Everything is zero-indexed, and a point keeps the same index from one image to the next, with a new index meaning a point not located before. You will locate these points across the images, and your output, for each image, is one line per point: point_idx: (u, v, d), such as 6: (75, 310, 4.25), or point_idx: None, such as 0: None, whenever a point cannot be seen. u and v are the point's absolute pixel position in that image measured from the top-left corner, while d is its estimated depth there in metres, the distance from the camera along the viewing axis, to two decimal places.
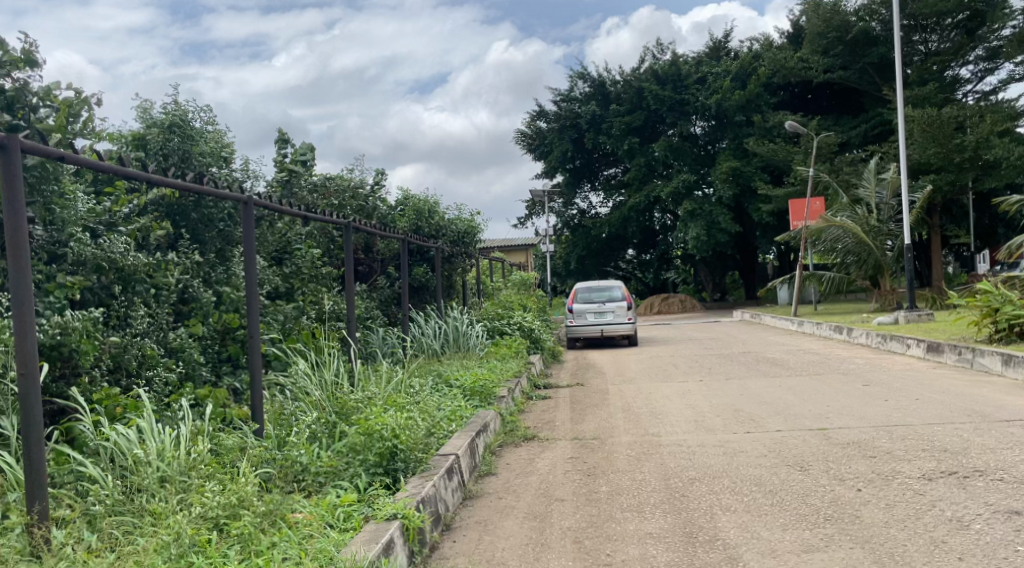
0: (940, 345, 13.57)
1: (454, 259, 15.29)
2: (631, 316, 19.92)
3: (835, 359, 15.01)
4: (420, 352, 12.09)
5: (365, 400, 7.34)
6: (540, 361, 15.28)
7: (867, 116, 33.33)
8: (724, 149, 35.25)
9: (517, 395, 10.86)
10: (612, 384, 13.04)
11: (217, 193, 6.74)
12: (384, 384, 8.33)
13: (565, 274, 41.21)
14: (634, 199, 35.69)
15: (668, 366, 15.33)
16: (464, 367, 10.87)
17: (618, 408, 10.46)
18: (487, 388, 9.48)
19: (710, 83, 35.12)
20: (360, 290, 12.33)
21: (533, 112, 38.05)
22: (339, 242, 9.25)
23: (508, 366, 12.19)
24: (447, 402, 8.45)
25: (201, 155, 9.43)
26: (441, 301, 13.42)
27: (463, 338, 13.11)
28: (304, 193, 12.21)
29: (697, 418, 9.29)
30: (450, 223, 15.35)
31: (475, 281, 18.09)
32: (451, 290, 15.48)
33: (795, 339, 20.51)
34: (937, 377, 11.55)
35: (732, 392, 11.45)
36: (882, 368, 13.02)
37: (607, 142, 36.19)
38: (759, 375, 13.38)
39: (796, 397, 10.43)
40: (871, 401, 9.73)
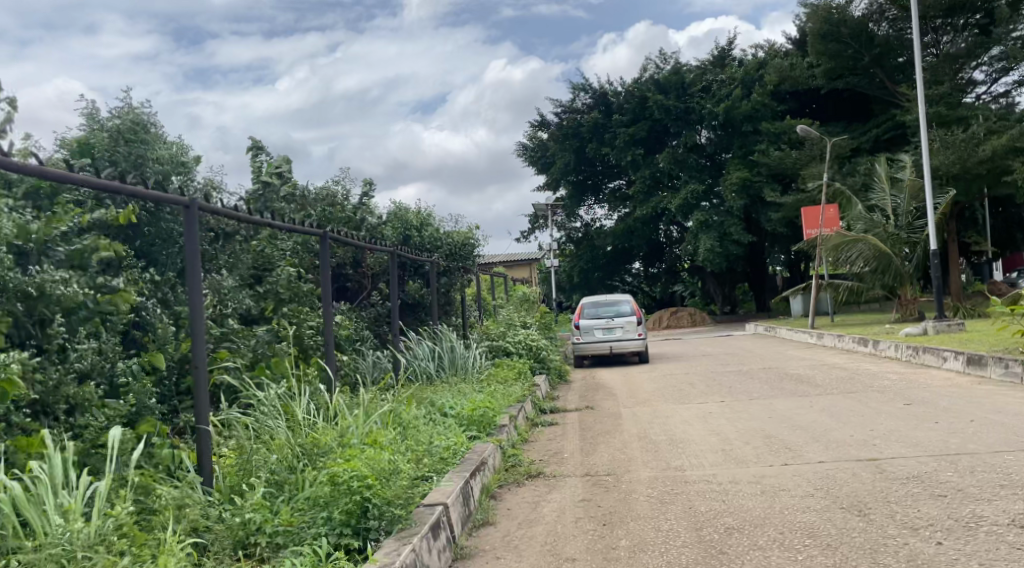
0: (983, 358, 12.52)
1: (452, 275, 14.24)
2: (642, 332, 18.82)
3: (865, 375, 13.93)
4: (413, 378, 11.03)
5: (340, 439, 6.25)
6: (547, 382, 14.23)
7: (877, 121, 32.26)
8: (732, 158, 34.24)
9: (520, 422, 9.77)
10: (624, 407, 11.99)
11: (150, 194, 5.56)
12: (365, 418, 7.23)
13: (570, 289, 40.16)
14: (641, 212, 34.67)
15: (683, 385, 14.26)
16: (462, 393, 9.77)
17: (633, 436, 9.36)
18: (486, 418, 8.37)
19: (715, 91, 34.09)
20: (345, 308, 11.34)
21: (535, 123, 37.05)
22: (317, 257, 8.17)
23: (512, 391, 11.09)
24: (439, 435, 7.33)
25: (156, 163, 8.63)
26: (436, 321, 12.34)
27: (461, 360, 12.02)
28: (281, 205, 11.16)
29: (723, 447, 8.22)
30: (444, 238, 14.28)
31: (476, 298, 17.00)
32: (449, 311, 14.36)
33: (814, 353, 19.44)
34: (985, 395, 10.47)
35: (758, 414, 10.38)
36: (920, 386, 11.94)
37: (611, 152, 35.20)
38: (784, 394, 12.30)
39: (831, 420, 9.35)
40: (920, 424, 8.65)
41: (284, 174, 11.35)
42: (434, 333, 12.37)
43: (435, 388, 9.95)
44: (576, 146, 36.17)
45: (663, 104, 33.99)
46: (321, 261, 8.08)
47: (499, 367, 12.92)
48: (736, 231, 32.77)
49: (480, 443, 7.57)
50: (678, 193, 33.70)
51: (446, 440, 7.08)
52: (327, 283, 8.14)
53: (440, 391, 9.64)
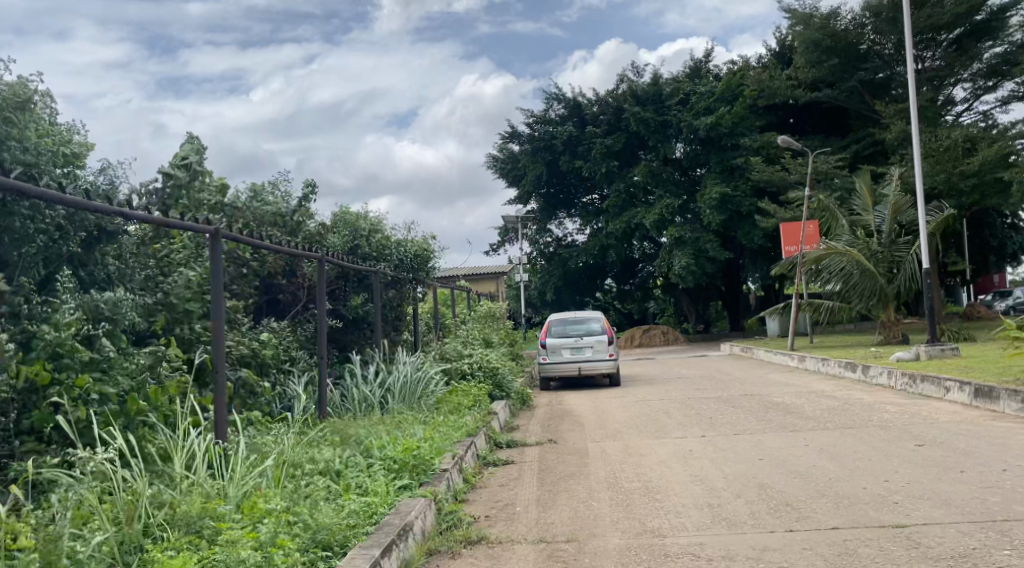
0: (994, 390, 11.64)
1: (401, 288, 12.54)
2: (613, 352, 17.34)
3: (860, 408, 12.74)
4: (350, 408, 9.42)
5: (206, 506, 4.69)
6: (506, 409, 12.65)
7: (856, 136, 31.17)
8: (709, 172, 32.85)
9: (468, 462, 8.22)
10: (592, 440, 10.49)
11: None
12: (258, 466, 5.59)
13: (540, 304, 38.62)
14: (613, 227, 33.27)
15: (659, 413, 12.86)
16: (400, 427, 8.23)
17: (602, 482, 7.85)
18: (424, 464, 6.81)
19: (693, 103, 32.69)
20: (272, 325, 9.79)
21: (505, 133, 35.42)
22: (210, 260, 6.42)
23: (466, 421, 9.52)
24: (351, 494, 5.70)
25: (38, 151, 6.54)
26: (380, 337, 10.59)
27: (409, 387, 10.23)
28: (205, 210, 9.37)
29: (708, 502, 6.76)
30: (392, 248, 12.47)
31: (431, 314, 15.34)
32: (402, 329, 12.57)
33: (796, 378, 18.15)
34: (1003, 436, 9.27)
35: (747, 453, 9.06)
36: (926, 423, 10.72)
37: (584, 165, 33.75)
38: (773, 428, 10.97)
39: (836, 465, 8.05)
40: (944, 474, 7.39)
41: (190, 164, 9.19)
42: (378, 351, 10.62)
43: (367, 421, 8.38)
44: (548, 157, 34.54)
45: (640, 116, 32.56)
46: (214, 268, 6.36)
47: (456, 392, 11.20)
48: (712, 248, 31.48)
49: (409, 497, 6.01)
50: (653, 208, 32.30)
51: (360, 498, 5.55)
52: (219, 293, 6.34)
53: (372, 424, 8.11)
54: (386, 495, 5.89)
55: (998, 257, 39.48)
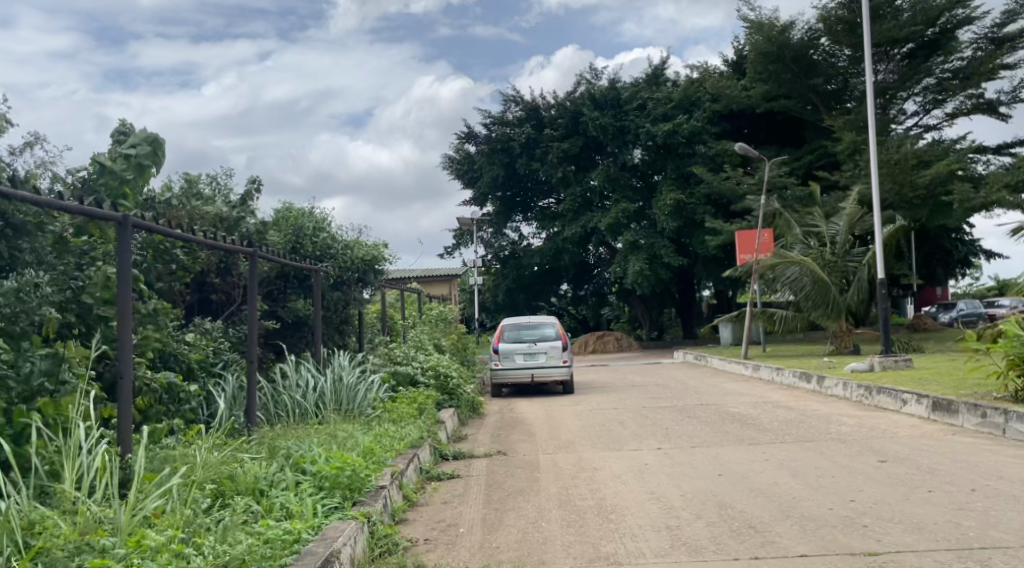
0: (952, 404, 11.38)
1: (351, 296, 11.61)
2: (567, 358, 16.88)
3: (817, 420, 12.43)
4: (282, 416, 8.85)
5: (90, 539, 4.06)
6: (454, 417, 12.07)
7: (810, 146, 31.11)
8: (665, 179, 32.61)
9: (409, 478, 7.65)
10: (544, 452, 9.98)
11: None
12: (163, 484, 5.00)
13: (494, 309, 38.08)
14: (569, 231, 32.88)
15: (612, 423, 12.42)
16: (335, 439, 7.65)
17: (553, 499, 7.37)
18: (358, 481, 6.25)
19: (650, 109, 32.52)
20: (203, 325, 9.23)
21: (462, 134, 34.86)
22: (118, 253, 5.57)
23: (409, 432, 8.96)
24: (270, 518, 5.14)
25: None
26: (318, 341, 9.99)
27: (347, 395, 9.64)
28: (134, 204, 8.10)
29: (667, 524, 6.37)
30: (334, 245, 11.32)
31: (380, 316, 14.69)
32: (348, 333, 11.89)
33: (751, 387, 17.87)
34: (965, 453, 8.96)
35: (706, 468, 8.64)
36: (885, 436, 10.40)
37: (540, 169, 33.31)
38: (730, 440, 10.57)
39: (798, 484, 7.67)
40: (910, 495, 7.03)
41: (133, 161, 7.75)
42: (317, 355, 10.01)
43: (299, 432, 7.79)
44: (505, 159, 33.97)
45: (599, 121, 32.19)
46: (123, 263, 5.53)
47: (399, 401, 10.61)
48: (667, 255, 31.25)
49: (338, 519, 5.46)
50: (609, 213, 31.96)
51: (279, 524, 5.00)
52: (127, 293, 5.50)
53: (305, 437, 7.53)
54: (312, 518, 5.36)
55: (944, 267, 39.95)
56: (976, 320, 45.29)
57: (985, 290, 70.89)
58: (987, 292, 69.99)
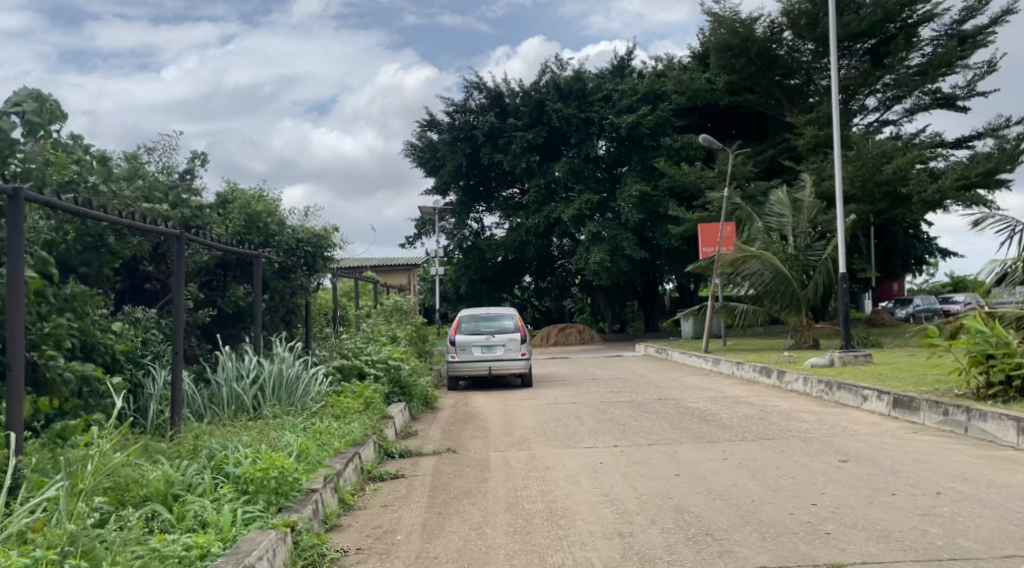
0: (913, 401, 11.14)
1: (297, 285, 10.99)
2: (525, 351, 16.46)
3: (777, 416, 12.14)
4: (216, 410, 8.33)
5: None
6: (405, 412, 11.57)
7: (773, 140, 30.91)
8: (629, 171, 32.27)
9: (348, 479, 7.24)
10: (495, 449, 9.54)
11: None
12: (49, 501, 4.67)
13: (456, 300, 37.51)
14: (532, 222, 32.44)
15: (569, 419, 12.02)
16: (269, 437, 7.22)
17: (501, 501, 6.99)
18: (286, 484, 5.89)
19: (615, 100, 32.09)
20: (134, 314, 8.70)
21: (424, 121, 34.19)
22: (8, 234, 5.09)
23: (353, 428, 8.48)
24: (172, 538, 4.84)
25: None
26: (258, 332, 9.43)
27: (288, 387, 9.14)
28: (57, 179, 7.40)
29: (619, 530, 6.02)
30: (281, 232, 10.51)
31: (332, 307, 14.11)
32: (295, 324, 11.29)
33: (712, 382, 17.59)
34: (928, 453, 8.69)
35: (663, 467, 8.27)
36: (846, 435, 10.12)
37: (504, 159, 32.75)
38: (689, 438, 10.23)
39: (757, 485, 7.33)
40: (874, 498, 6.71)
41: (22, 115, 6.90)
42: (257, 346, 9.47)
43: (231, 431, 7.35)
44: (467, 148, 33.34)
45: (563, 111, 31.69)
46: (13, 247, 5.06)
47: (346, 394, 10.11)
48: (629, 247, 30.93)
49: (255, 531, 5.17)
50: (573, 203, 31.58)
51: (182, 544, 4.71)
52: (17, 279, 5.04)
53: (236, 436, 7.09)
54: (225, 533, 5.08)
55: (902, 262, 40.17)
56: (932, 316, 45.72)
57: (940, 287, 71.87)
58: (942, 288, 71.00)
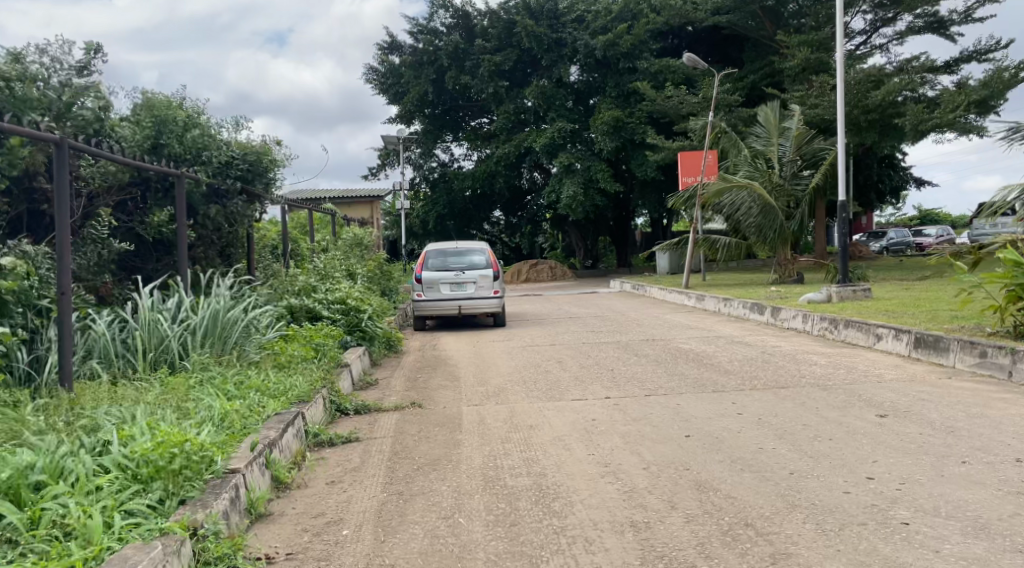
0: (940, 341, 9.93)
1: (234, 209, 9.25)
2: (497, 289, 15.00)
3: (783, 359, 10.85)
4: (130, 361, 6.70)
5: None
6: (364, 358, 10.07)
7: (755, 64, 29.18)
8: (605, 97, 30.48)
9: (289, 452, 5.67)
10: (467, 403, 8.07)
11: None
12: None
13: (422, 236, 35.76)
14: (503, 151, 30.65)
15: (550, 363, 10.63)
16: (186, 398, 5.65)
17: (477, 475, 5.50)
18: (191, 464, 4.38)
19: (589, 21, 30.22)
20: (25, 246, 6.82)
21: (385, 43, 31.98)
22: None
23: (298, 382, 6.90)
24: None
25: None
26: (183, 263, 7.71)
27: (216, 331, 7.47)
28: None
29: (632, 520, 4.58)
30: (207, 146, 8.83)
31: (280, 241, 12.42)
32: (236, 256, 9.54)
33: (698, 320, 16.31)
34: (975, 406, 7.47)
35: (668, 426, 6.89)
36: (870, 382, 8.85)
37: (471, 83, 30.64)
38: (689, 386, 8.89)
39: (791, 451, 5.99)
40: (943, 469, 5.42)
41: None
42: (181, 277, 7.78)
43: (136, 393, 5.73)
44: (431, 73, 31.25)
45: (534, 31, 29.51)
46: None
47: (288, 338, 8.46)
48: (604, 178, 29.36)
49: (135, 545, 3.69)
50: (545, 131, 29.77)
51: None
52: None
53: (142, 399, 5.49)
54: (84, 554, 3.56)
55: (880, 195, 39.10)
56: (905, 249, 45.06)
57: (907, 220, 71.64)
58: (909, 222, 70.84)
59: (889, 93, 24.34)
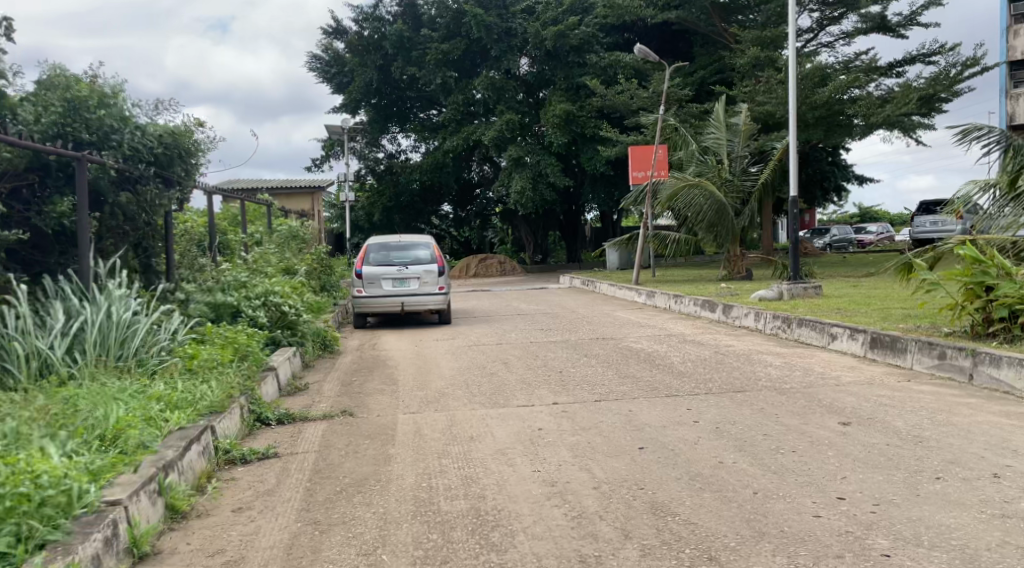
0: (898, 341, 9.56)
1: (149, 199, 8.50)
2: (443, 285, 14.38)
3: (737, 360, 10.41)
4: (9, 370, 5.98)
5: None
6: (294, 360, 9.39)
7: (705, 59, 28.89)
8: (554, 90, 29.93)
9: (189, 474, 5.06)
10: (403, 411, 7.45)
11: None
12: None
13: (368, 230, 34.86)
14: (450, 143, 29.93)
15: (495, 365, 10.05)
16: (66, 413, 4.98)
17: (407, 498, 4.93)
18: (51, 500, 3.82)
19: (539, 13, 29.81)
20: None
21: (329, 29, 31.05)
22: None
23: (209, 390, 6.25)
24: None
25: None
26: (83, 257, 6.99)
27: (121, 333, 6.79)
28: None
29: (580, 556, 4.06)
30: (119, 131, 8.12)
31: (207, 234, 11.63)
32: (154, 250, 8.81)
33: (647, 317, 15.87)
34: (941, 412, 7.06)
35: (620, 436, 6.37)
36: (828, 385, 8.44)
37: (418, 73, 29.89)
38: (642, 390, 8.38)
39: (753, 466, 5.49)
40: (917, 488, 4.98)
41: None
42: (83, 270, 7.07)
43: (14, 406, 5.06)
44: (377, 62, 30.42)
45: (482, 20, 28.84)
46: None
47: (207, 340, 7.78)
48: (553, 173, 28.82)
49: None
50: (493, 123, 29.15)
51: None
52: None
53: (12, 415, 4.81)
54: None
55: (825, 193, 39.21)
56: (849, 246, 45.39)
57: (850, 217, 72.58)
58: (852, 218, 71.81)
59: (837, 89, 24.18)
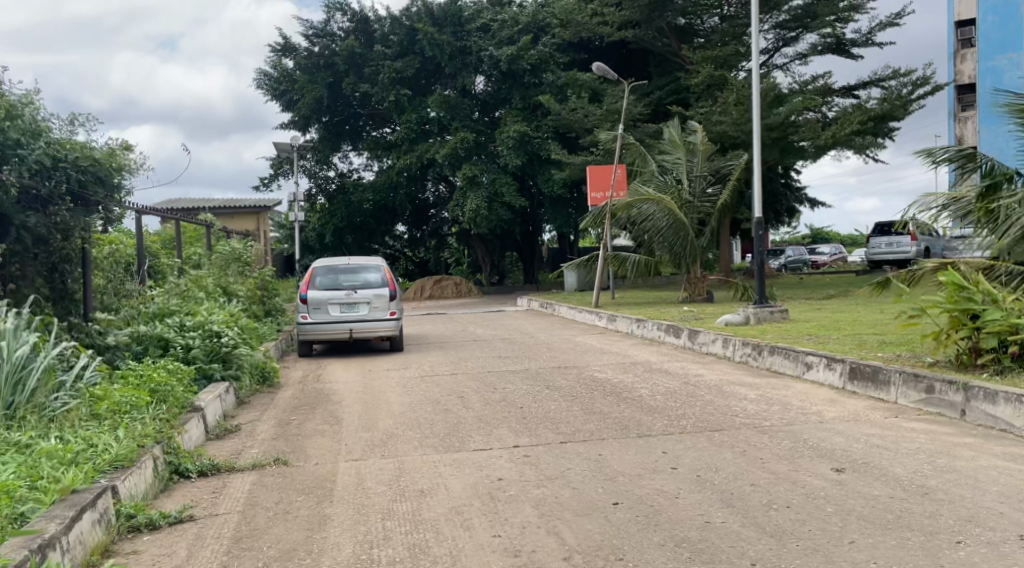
0: (880, 373, 8.96)
1: (60, 218, 7.62)
2: (395, 311, 13.54)
3: (709, 392, 9.72)
4: None
5: None
6: (226, 396, 8.50)
7: (662, 79, 28.46)
8: (510, 109, 29.31)
9: (78, 550, 4.31)
10: (345, 457, 6.62)
11: None
12: None
13: (319, 251, 33.80)
14: (404, 161, 29.13)
15: (449, 400, 9.23)
16: None
17: None
18: None
19: (495, 31, 29.16)
20: None
21: (278, 45, 30.14)
22: None
23: (116, 440, 5.43)
24: None
25: None
26: None
27: (14, 373, 5.90)
28: None
29: None
30: (26, 143, 7.22)
31: (136, 256, 10.69)
32: (71, 276, 7.93)
33: (609, 343, 15.16)
34: (940, 455, 6.41)
35: (590, 489, 5.61)
36: (811, 423, 7.77)
37: (369, 90, 29.12)
38: (610, 429, 7.63)
39: (748, 528, 4.78)
40: (938, 556, 4.31)
41: None
42: None
43: None
44: (328, 79, 29.58)
45: (435, 38, 28.24)
46: None
47: (123, 379, 6.91)
48: (508, 192, 28.14)
49: None
50: (447, 142, 28.43)
51: None
52: None
53: None
54: None
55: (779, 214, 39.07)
56: (803, 267, 45.39)
57: (801, 238, 73.16)
58: (802, 239, 72.34)
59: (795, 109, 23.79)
